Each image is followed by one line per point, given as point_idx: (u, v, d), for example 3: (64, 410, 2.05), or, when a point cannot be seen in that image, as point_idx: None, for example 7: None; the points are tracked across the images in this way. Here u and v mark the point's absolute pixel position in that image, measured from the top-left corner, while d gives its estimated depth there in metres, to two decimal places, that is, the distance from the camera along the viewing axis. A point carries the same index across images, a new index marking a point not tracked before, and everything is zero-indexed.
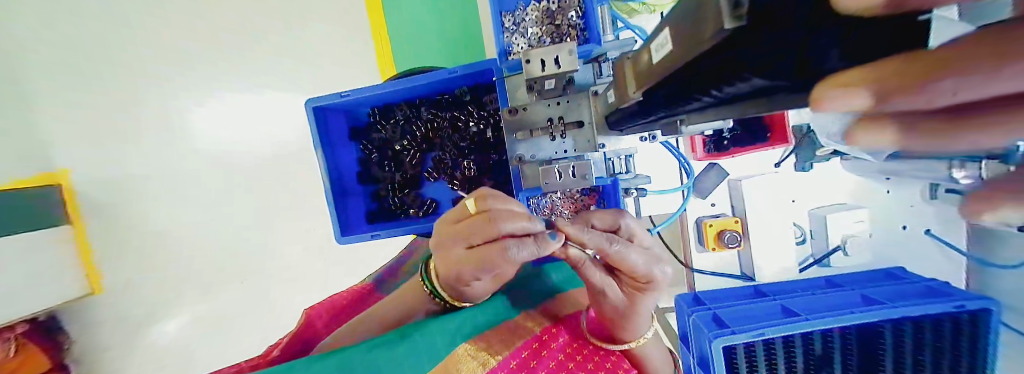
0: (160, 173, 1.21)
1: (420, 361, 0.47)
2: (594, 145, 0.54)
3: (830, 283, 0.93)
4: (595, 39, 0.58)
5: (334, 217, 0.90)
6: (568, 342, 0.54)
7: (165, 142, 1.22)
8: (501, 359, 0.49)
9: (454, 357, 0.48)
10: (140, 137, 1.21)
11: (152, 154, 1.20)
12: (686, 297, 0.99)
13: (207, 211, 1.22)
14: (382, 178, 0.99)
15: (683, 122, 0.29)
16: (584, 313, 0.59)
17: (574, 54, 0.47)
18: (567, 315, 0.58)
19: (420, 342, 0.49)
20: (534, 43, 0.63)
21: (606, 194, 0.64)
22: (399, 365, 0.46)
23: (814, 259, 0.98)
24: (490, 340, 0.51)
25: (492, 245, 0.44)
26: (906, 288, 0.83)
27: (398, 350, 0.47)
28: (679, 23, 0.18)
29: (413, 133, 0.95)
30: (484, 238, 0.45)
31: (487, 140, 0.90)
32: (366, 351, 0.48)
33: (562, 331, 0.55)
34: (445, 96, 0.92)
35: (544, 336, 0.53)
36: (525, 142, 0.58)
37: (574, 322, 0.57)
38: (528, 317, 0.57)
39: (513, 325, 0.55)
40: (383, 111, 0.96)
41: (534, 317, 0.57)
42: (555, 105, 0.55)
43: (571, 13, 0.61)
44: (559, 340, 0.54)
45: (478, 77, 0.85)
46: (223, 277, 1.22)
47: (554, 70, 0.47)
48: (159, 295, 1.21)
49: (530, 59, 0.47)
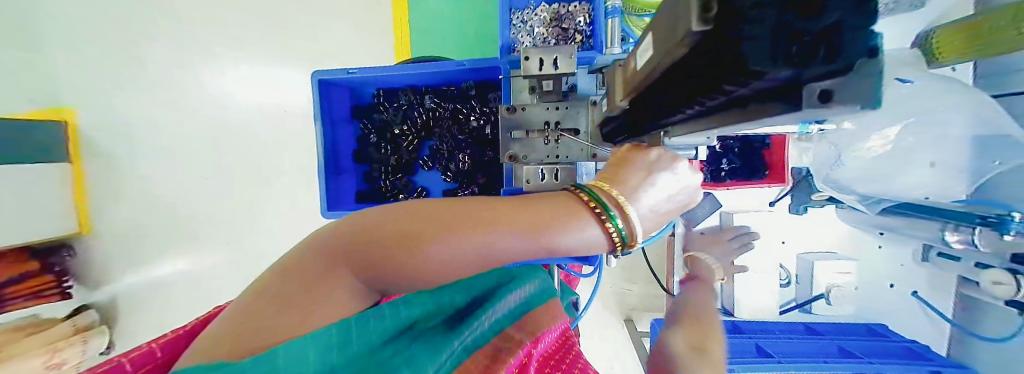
0: (141, 126, 1.15)
1: None
2: (587, 154, 0.55)
3: (810, 329, 0.94)
4: (598, 48, 0.58)
5: (322, 191, 0.90)
6: (544, 360, 0.53)
7: (158, 97, 1.16)
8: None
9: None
10: (123, 83, 1.12)
11: (130, 107, 1.14)
12: (663, 322, 1.03)
13: (196, 172, 1.19)
14: (377, 159, 0.99)
15: (667, 133, 0.28)
16: (552, 328, 0.59)
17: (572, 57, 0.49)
18: (541, 330, 0.56)
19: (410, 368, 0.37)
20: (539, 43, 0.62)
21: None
22: None
23: (796, 303, 0.96)
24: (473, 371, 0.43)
25: (639, 172, 0.39)
26: (885, 346, 0.83)
27: None
28: (659, 21, 0.18)
29: (415, 120, 0.95)
30: (635, 168, 0.39)
31: (485, 135, 0.89)
32: None
33: (537, 347, 0.52)
34: (451, 88, 0.92)
35: (525, 359, 0.49)
36: (519, 142, 0.58)
37: (548, 336, 0.56)
38: (506, 338, 0.52)
39: (494, 352, 0.48)
40: (386, 93, 0.97)
41: (512, 337, 0.52)
42: (554, 109, 0.56)
43: (579, 18, 0.61)
44: (537, 352, 0.52)
45: (486, 74, 0.85)
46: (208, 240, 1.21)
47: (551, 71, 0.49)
48: (125, 253, 1.16)
49: (529, 57, 0.51)
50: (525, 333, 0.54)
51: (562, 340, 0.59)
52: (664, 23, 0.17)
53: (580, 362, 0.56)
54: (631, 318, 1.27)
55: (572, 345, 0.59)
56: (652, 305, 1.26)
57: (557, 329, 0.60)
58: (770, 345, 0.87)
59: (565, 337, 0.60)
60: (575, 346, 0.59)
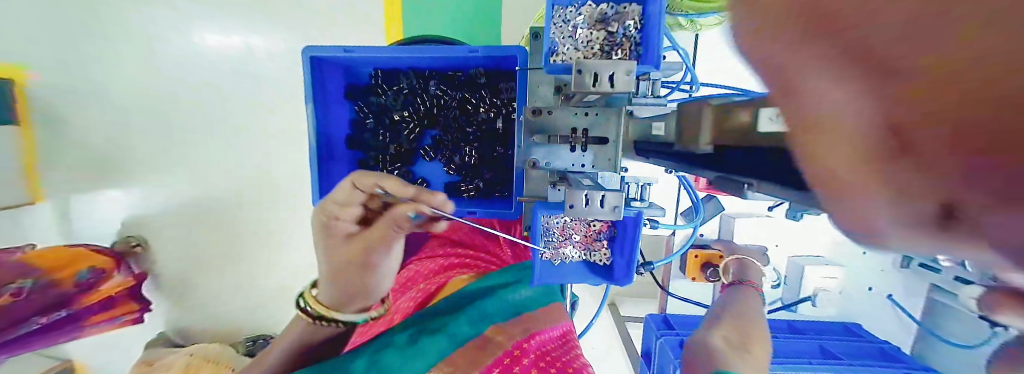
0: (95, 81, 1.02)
1: None
2: (614, 165, 0.52)
3: (793, 327, 1.01)
4: (650, 59, 0.46)
5: (315, 180, 0.85)
6: (541, 354, 0.56)
7: (121, 57, 1.04)
8: None
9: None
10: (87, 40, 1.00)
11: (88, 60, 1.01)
12: (656, 317, 1.09)
13: (174, 146, 1.11)
14: (373, 146, 0.92)
15: (750, 188, 0.24)
16: (555, 326, 0.63)
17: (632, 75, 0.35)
18: (540, 327, 0.62)
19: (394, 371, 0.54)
20: (581, 47, 0.49)
21: (622, 226, 0.46)
22: None
23: (783, 303, 1.04)
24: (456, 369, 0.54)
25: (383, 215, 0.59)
26: (862, 346, 0.89)
27: None
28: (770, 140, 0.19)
29: (417, 106, 0.89)
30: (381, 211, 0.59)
31: (495, 129, 0.85)
32: None
33: (531, 346, 0.57)
34: (459, 74, 0.85)
35: (515, 352, 0.56)
36: (542, 148, 0.54)
37: (547, 332, 0.61)
38: (496, 332, 0.60)
39: (482, 343, 0.58)
40: (387, 75, 0.88)
41: (504, 331, 0.60)
42: (583, 115, 0.52)
43: (627, 21, 0.48)
44: (530, 346, 0.57)
45: (501, 62, 0.79)
46: (176, 221, 1.10)
47: (604, 88, 0.35)
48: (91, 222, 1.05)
49: (582, 70, 0.34)
50: (519, 329, 0.61)
51: (561, 341, 0.61)
52: (770, 22, 0.15)
53: (577, 358, 0.58)
54: (614, 302, 1.33)
55: (571, 343, 0.61)
56: (634, 292, 1.33)
57: (555, 332, 0.62)
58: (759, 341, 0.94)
59: (564, 338, 0.63)
60: (574, 347, 0.61)
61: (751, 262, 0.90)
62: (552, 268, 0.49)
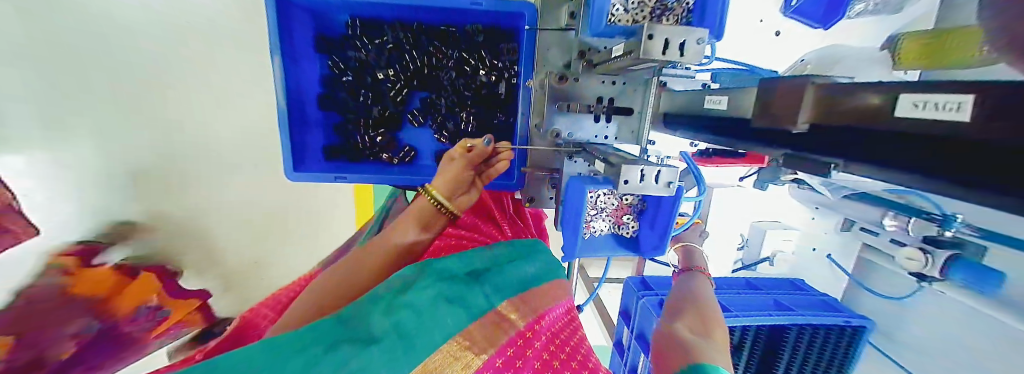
0: None
1: (401, 364, 0.41)
2: (637, 137, 0.55)
3: (749, 284, 1.10)
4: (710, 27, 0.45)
5: (286, 146, 0.75)
6: (550, 337, 0.53)
7: None
8: (487, 358, 0.46)
9: (442, 353, 0.44)
10: None
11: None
12: (634, 279, 1.16)
13: None
14: (351, 109, 0.81)
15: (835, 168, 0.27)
16: (560, 305, 0.60)
17: (701, 45, 0.35)
18: (549, 305, 0.58)
19: (406, 338, 0.43)
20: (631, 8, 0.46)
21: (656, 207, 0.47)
22: (373, 366, 0.39)
23: (743, 263, 1.17)
24: (473, 346, 0.46)
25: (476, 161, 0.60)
26: (807, 299, 1.00)
27: (376, 350, 0.41)
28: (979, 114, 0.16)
29: (404, 64, 0.79)
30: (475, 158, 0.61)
31: (495, 94, 0.79)
32: (337, 349, 0.41)
33: (541, 327, 0.53)
34: (451, 29, 0.76)
35: (529, 334, 0.51)
36: (566, 117, 0.55)
37: (554, 312, 0.58)
38: (510, 308, 0.54)
39: (497, 319, 0.52)
40: (368, 24, 0.76)
41: (514, 308, 0.54)
42: (610, 83, 0.53)
43: None
44: (540, 328, 0.53)
45: (504, 19, 0.71)
46: None
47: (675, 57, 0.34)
48: None
49: (654, 36, 0.33)
50: (529, 308, 0.55)
51: (567, 320, 0.59)
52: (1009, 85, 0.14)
53: (585, 348, 0.56)
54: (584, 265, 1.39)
55: (575, 326, 0.60)
56: None
57: (560, 310, 0.59)
58: (724, 298, 1.01)
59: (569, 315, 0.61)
60: (579, 328, 0.60)
61: (696, 249, 0.87)
62: (585, 243, 0.49)
